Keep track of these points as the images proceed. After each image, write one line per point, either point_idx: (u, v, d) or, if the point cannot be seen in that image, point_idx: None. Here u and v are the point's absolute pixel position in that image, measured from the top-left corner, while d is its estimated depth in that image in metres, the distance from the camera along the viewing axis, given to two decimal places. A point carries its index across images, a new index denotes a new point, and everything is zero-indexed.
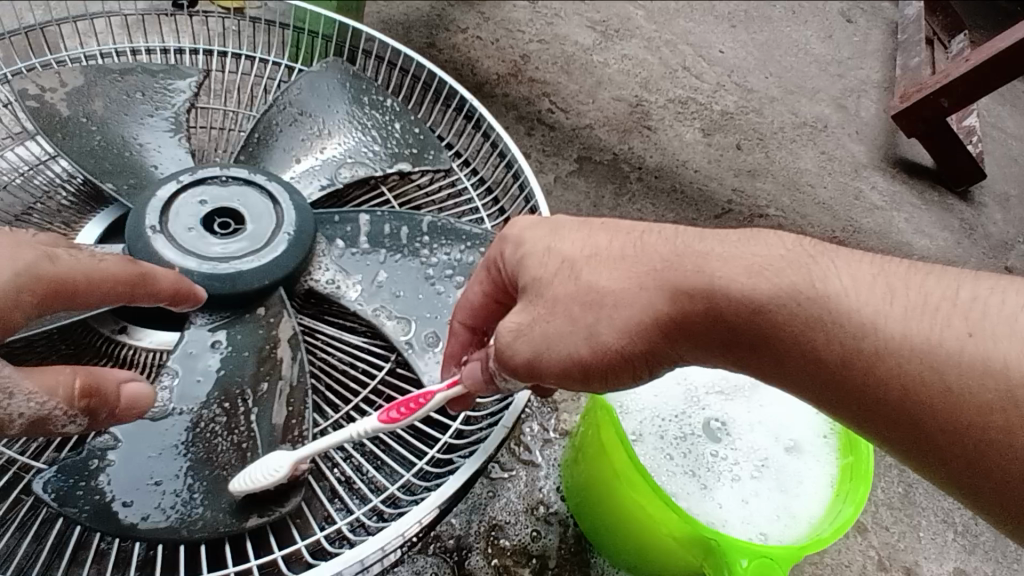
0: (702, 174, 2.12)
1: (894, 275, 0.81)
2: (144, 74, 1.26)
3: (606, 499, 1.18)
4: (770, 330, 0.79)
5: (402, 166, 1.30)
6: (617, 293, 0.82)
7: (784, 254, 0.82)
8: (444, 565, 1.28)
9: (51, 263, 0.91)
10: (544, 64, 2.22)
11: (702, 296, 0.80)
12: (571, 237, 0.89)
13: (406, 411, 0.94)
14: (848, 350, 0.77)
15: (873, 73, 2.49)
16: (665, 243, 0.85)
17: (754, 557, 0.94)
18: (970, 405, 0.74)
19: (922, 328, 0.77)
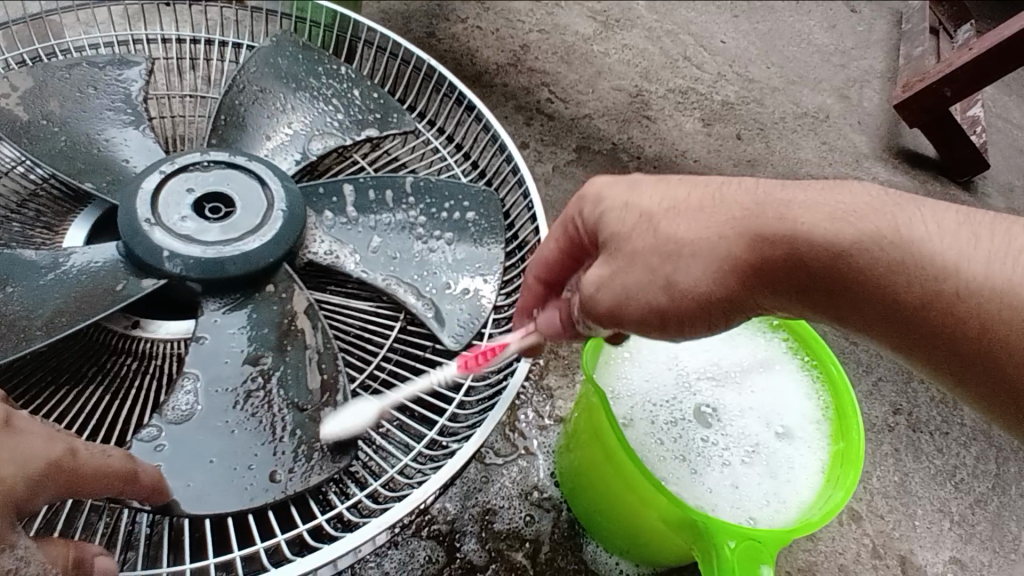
0: (701, 164, 2.12)
1: (976, 223, 0.83)
2: (91, 66, 1.22)
3: (598, 485, 1.19)
4: (850, 276, 0.82)
5: (369, 132, 1.31)
6: (700, 241, 0.84)
7: (868, 202, 0.84)
8: (438, 548, 1.29)
9: (73, 459, 0.79)
10: (544, 53, 2.22)
11: (783, 243, 0.82)
12: (650, 191, 0.91)
13: (485, 359, 1.04)
14: (928, 292, 0.80)
15: (876, 63, 2.48)
16: (749, 193, 0.87)
17: (741, 539, 0.95)
18: None
19: (1005, 270, 0.79)
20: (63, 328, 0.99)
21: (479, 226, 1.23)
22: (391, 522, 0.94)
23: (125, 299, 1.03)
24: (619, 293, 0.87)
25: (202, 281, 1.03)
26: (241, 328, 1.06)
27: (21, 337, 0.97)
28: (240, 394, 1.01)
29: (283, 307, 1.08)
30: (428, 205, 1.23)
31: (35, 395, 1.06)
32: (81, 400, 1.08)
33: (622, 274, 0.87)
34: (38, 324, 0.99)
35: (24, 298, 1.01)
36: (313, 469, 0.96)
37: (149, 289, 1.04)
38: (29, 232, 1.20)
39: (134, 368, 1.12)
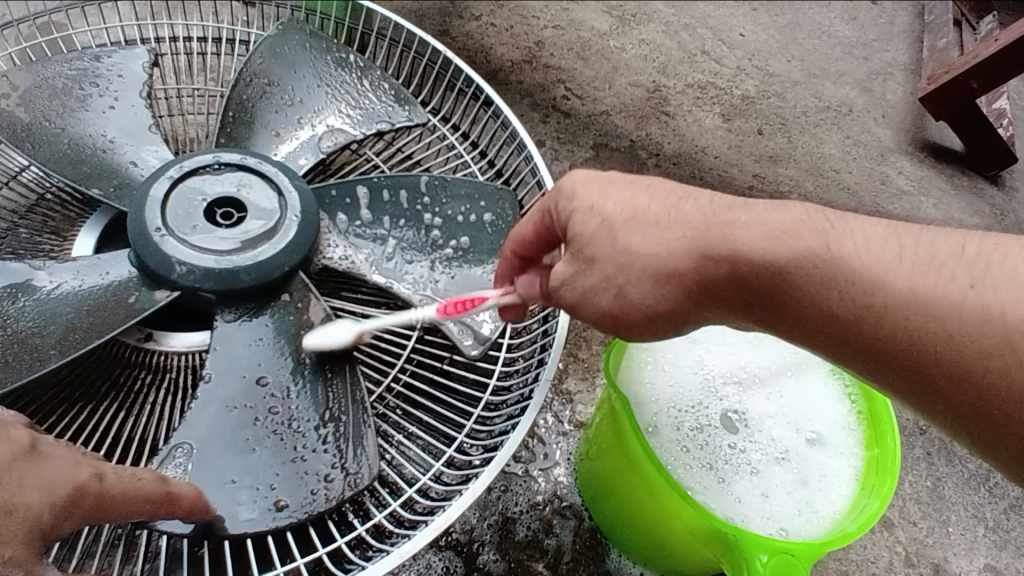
0: (722, 161, 2.07)
1: (900, 234, 0.84)
2: (92, 63, 1.20)
3: (622, 494, 1.15)
4: (788, 291, 0.82)
5: (381, 125, 1.28)
6: (647, 256, 0.83)
7: (802, 220, 0.84)
8: (456, 559, 1.25)
9: (99, 482, 0.74)
10: (559, 50, 2.18)
11: (727, 261, 0.82)
12: (615, 195, 0.88)
13: (463, 309, 1.01)
14: (860, 307, 0.80)
15: (899, 55, 2.41)
16: (698, 209, 0.86)
17: (775, 553, 0.90)
18: (970, 352, 0.78)
19: (928, 283, 0.79)
20: (77, 346, 0.97)
21: (496, 226, 1.20)
22: (410, 552, 0.92)
23: (138, 313, 1.01)
24: (579, 296, 0.87)
25: (218, 291, 1.01)
26: (261, 337, 1.03)
27: (34, 356, 0.95)
28: (261, 408, 0.98)
29: (298, 318, 1.05)
30: (445, 208, 1.20)
31: (48, 414, 1.04)
32: (96, 418, 1.05)
33: (581, 278, 0.87)
34: (51, 343, 0.96)
35: (35, 314, 0.98)
36: (336, 495, 0.94)
37: (162, 301, 1.02)
38: (37, 240, 1.18)
39: (149, 381, 1.10)
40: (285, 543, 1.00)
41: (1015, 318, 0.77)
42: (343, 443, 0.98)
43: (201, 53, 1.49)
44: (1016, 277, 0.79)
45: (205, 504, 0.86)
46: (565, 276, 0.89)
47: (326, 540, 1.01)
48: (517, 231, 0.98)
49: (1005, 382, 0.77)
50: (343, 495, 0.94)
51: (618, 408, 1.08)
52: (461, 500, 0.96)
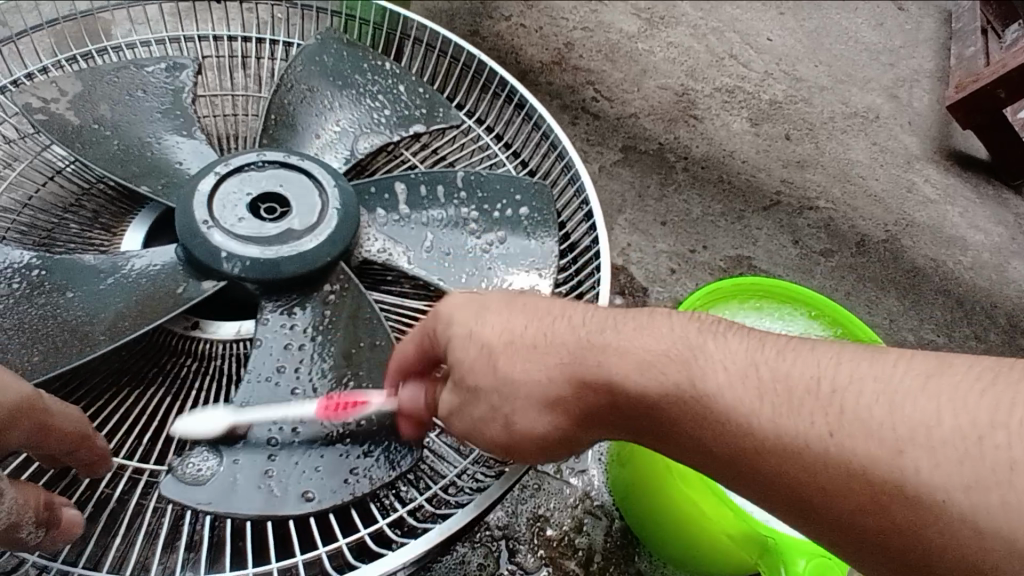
0: (750, 165, 2.08)
1: (767, 363, 0.76)
2: (138, 70, 1.22)
3: (655, 494, 1.17)
4: (665, 421, 0.78)
5: (417, 128, 1.29)
6: (523, 386, 0.79)
7: (667, 347, 0.78)
8: (491, 554, 1.27)
9: (43, 403, 0.83)
10: (588, 52, 2.19)
11: (599, 388, 0.78)
12: (489, 320, 0.83)
13: (346, 409, 0.95)
14: (731, 447, 0.75)
15: (926, 62, 2.41)
16: (567, 330, 0.81)
17: (813, 557, 0.92)
18: (846, 506, 0.70)
19: (792, 426, 0.72)
20: (124, 332, 0.98)
21: (532, 221, 1.20)
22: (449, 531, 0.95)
23: (185, 302, 1.03)
24: (466, 426, 0.84)
25: (262, 280, 1.03)
26: (304, 323, 1.06)
27: (84, 342, 0.97)
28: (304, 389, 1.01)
29: (337, 309, 1.08)
30: (482, 202, 1.20)
31: (96, 399, 1.06)
32: (144, 402, 1.08)
33: (465, 406, 0.83)
34: (100, 330, 0.99)
35: (83, 304, 1.01)
36: (373, 479, 0.94)
37: (208, 291, 1.04)
38: (87, 233, 1.21)
39: (194, 369, 1.13)
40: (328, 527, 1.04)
41: (879, 473, 0.68)
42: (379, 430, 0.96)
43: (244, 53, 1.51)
44: (887, 418, 0.69)
45: (106, 458, 0.93)
46: (451, 407, 0.86)
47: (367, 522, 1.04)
48: (398, 347, 0.91)
49: (883, 536, 0.70)
50: (384, 477, 0.94)
51: None
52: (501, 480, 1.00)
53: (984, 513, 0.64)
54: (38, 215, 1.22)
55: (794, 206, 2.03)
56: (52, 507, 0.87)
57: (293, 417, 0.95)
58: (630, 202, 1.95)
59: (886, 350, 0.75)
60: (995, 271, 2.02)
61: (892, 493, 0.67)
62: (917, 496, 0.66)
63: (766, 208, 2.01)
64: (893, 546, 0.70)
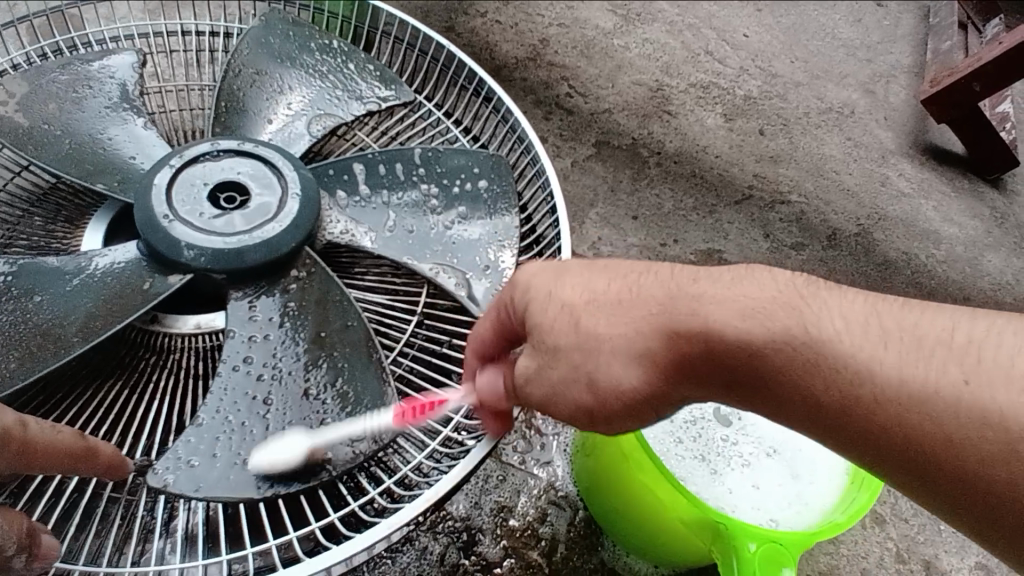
0: (723, 160, 2.09)
1: (884, 313, 0.79)
2: (84, 65, 1.23)
3: (612, 485, 1.18)
4: (769, 375, 0.78)
5: (370, 105, 1.30)
6: (613, 337, 0.80)
7: (775, 296, 0.80)
8: (453, 545, 1.28)
9: (23, 429, 0.83)
10: (563, 48, 2.20)
11: (701, 339, 0.78)
12: (572, 281, 0.85)
13: (422, 414, 1.00)
14: (846, 395, 0.76)
15: (903, 58, 2.41)
16: (660, 283, 0.83)
17: (763, 542, 0.93)
18: (973, 454, 0.73)
19: (918, 374, 0.75)
20: (99, 332, 0.99)
21: (492, 192, 1.22)
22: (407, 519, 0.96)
23: (154, 297, 1.03)
24: (546, 389, 0.84)
25: (227, 271, 1.03)
26: (273, 301, 1.06)
27: (59, 346, 0.97)
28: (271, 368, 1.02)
29: (302, 294, 1.08)
30: (441, 177, 1.22)
31: (54, 393, 1.07)
32: (102, 397, 1.08)
33: (548, 369, 0.83)
34: (73, 332, 0.99)
35: (50, 308, 1.00)
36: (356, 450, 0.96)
37: (175, 285, 1.04)
38: (50, 228, 1.21)
39: (154, 363, 1.12)
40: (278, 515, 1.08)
41: (1015, 422, 0.72)
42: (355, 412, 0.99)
43: (211, 49, 1.52)
44: (1012, 369, 0.74)
45: (121, 462, 0.95)
46: (528, 371, 0.86)
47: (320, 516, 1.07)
48: (476, 326, 0.96)
49: (1010, 491, 0.73)
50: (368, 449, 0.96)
51: None
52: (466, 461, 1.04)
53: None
54: (4, 209, 1.23)
55: (766, 200, 2.04)
56: (38, 535, 0.88)
57: (372, 428, 0.98)
58: (602, 196, 1.96)
59: (991, 310, 0.80)
60: (968, 264, 2.04)
61: None
62: None
63: (738, 202, 2.02)
64: (1015, 498, 0.73)
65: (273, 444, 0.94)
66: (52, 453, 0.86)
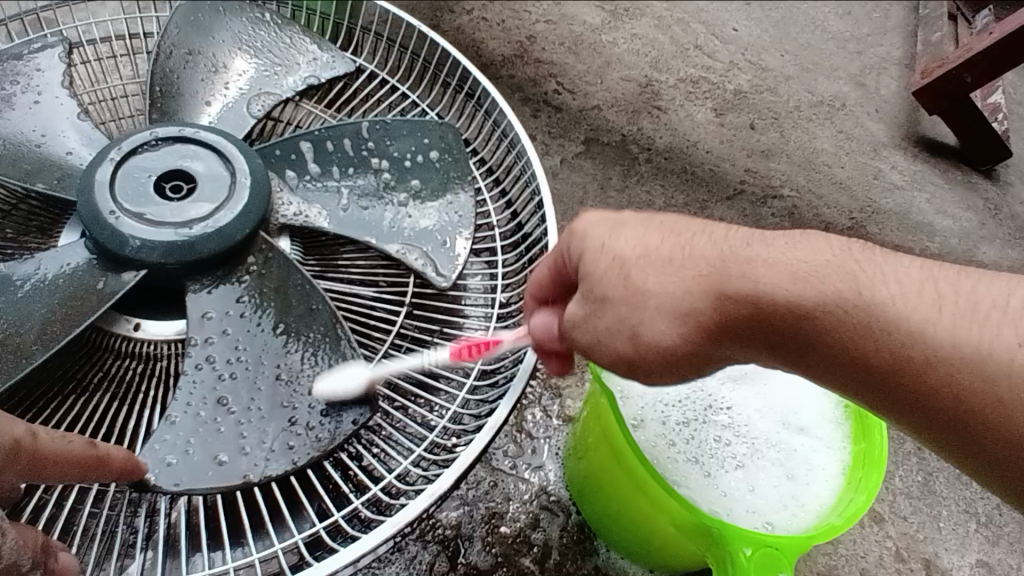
0: (714, 155, 2.07)
1: (940, 280, 0.81)
2: (11, 61, 1.21)
3: (604, 489, 1.17)
4: (816, 335, 0.80)
5: (310, 79, 1.30)
6: (662, 296, 0.83)
7: (829, 260, 0.82)
8: (442, 553, 1.26)
9: (33, 440, 0.79)
10: (551, 44, 2.17)
11: (748, 302, 0.80)
12: (628, 235, 0.88)
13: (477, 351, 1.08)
14: (897, 356, 0.78)
15: (893, 50, 2.37)
16: (715, 245, 0.85)
17: (759, 546, 0.91)
18: (1022, 420, 0.74)
19: (971, 337, 0.76)
20: (58, 338, 0.99)
21: (444, 162, 1.24)
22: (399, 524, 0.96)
23: (110, 296, 1.02)
24: (591, 337, 0.88)
25: (182, 263, 1.02)
26: (236, 294, 1.07)
27: (18, 356, 0.97)
28: (249, 377, 1.02)
29: (284, 308, 1.07)
30: (391, 149, 1.23)
31: (41, 404, 1.04)
32: (89, 407, 1.06)
33: (595, 318, 0.87)
34: (32, 339, 0.98)
35: (7, 315, 0.99)
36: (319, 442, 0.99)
37: (130, 282, 1.03)
38: (22, 238, 1.18)
39: (139, 371, 1.10)
40: (259, 516, 1.05)
41: None
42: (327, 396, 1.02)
43: None
44: None
45: (136, 465, 0.91)
46: (577, 320, 0.89)
47: (298, 515, 1.05)
48: (536, 272, 1.00)
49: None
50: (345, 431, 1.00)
51: (604, 402, 1.11)
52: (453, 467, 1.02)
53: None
54: None
55: (758, 195, 2.02)
56: (47, 548, 0.87)
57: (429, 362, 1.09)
58: (592, 193, 1.94)
59: None
60: (962, 256, 2.02)
61: None
62: None
63: (729, 197, 2.01)
64: None
65: (338, 373, 1.03)
66: (60, 462, 0.83)
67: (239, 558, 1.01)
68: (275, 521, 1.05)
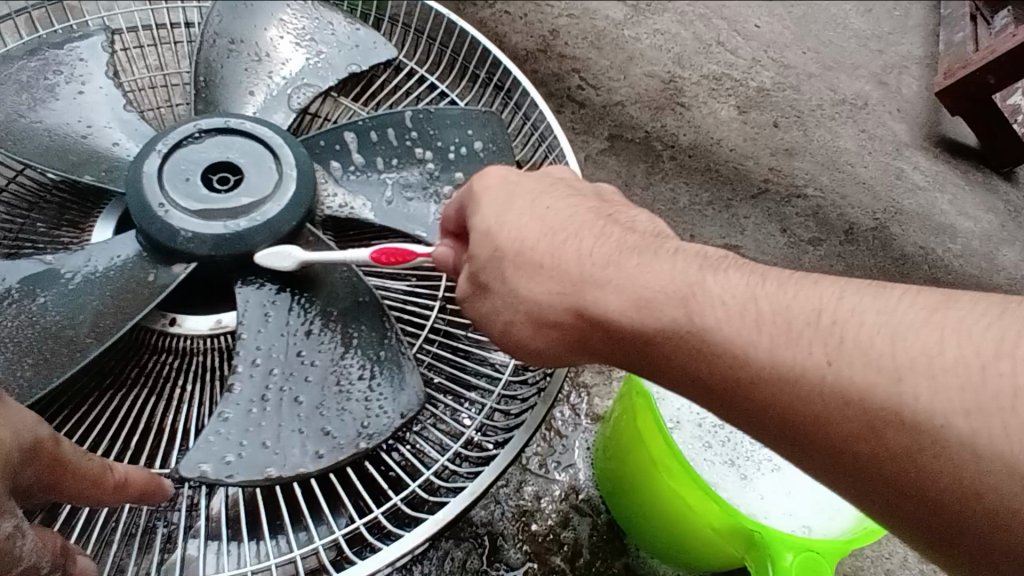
0: (738, 153, 2.06)
1: (764, 289, 0.81)
2: (52, 50, 1.19)
3: (639, 488, 1.17)
4: (657, 353, 0.84)
5: (354, 68, 1.30)
6: (529, 300, 0.88)
7: (667, 286, 0.83)
8: (474, 551, 1.26)
9: (56, 445, 0.81)
10: (573, 39, 2.15)
11: (599, 318, 0.85)
12: (510, 222, 0.91)
13: (393, 260, 1.02)
14: (726, 377, 0.79)
15: (915, 49, 2.35)
16: (577, 257, 0.87)
17: (800, 552, 0.91)
18: (839, 435, 0.74)
19: (787, 358, 0.76)
20: (111, 332, 0.98)
21: (488, 152, 1.24)
22: (443, 522, 0.98)
23: (162, 290, 1.02)
24: (477, 316, 0.94)
25: (233, 256, 1.02)
26: (279, 288, 1.06)
27: (72, 349, 0.96)
28: (297, 371, 1.02)
29: (330, 301, 1.07)
30: (435, 140, 1.23)
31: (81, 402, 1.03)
32: (128, 403, 1.06)
33: (480, 302, 0.93)
34: (85, 332, 0.98)
35: (58, 308, 0.98)
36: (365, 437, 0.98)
37: (180, 275, 1.03)
38: (55, 232, 1.18)
39: (175, 366, 1.11)
40: (296, 511, 1.05)
41: (878, 400, 0.72)
42: (371, 387, 1.02)
43: None
44: (888, 345, 0.73)
45: (153, 485, 0.94)
46: (465, 297, 0.95)
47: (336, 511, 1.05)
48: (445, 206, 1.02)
49: (881, 464, 0.73)
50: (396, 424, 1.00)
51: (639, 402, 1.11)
52: (490, 468, 1.04)
53: (971, 437, 0.68)
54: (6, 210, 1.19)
55: (782, 193, 2.02)
56: (68, 549, 0.86)
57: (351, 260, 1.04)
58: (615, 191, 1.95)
59: (926, 291, 0.78)
60: (984, 258, 2.02)
61: (888, 419, 0.71)
62: (911, 421, 0.70)
63: (754, 196, 2.00)
64: (901, 477, 0.72)
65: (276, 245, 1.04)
66: (82, 479, 0.84)
67: (277, 554, 1.01)
68: (313, 516, 1.04)
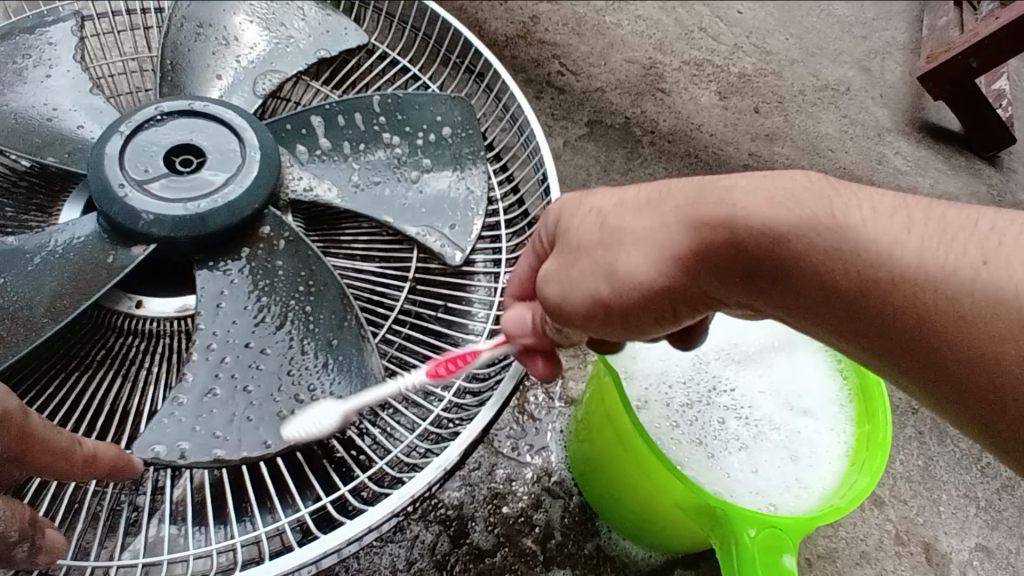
0: (718, 139, 2.06)
1: (909, 205, 0.74)
2: (24, 34, 1.19)
3: (607, 469, 1.17)
4: (787, 263, 0.72)
5: (321, 54, 1.28)
6: (634, 231, 0.77)
7: (805, 185, 0.74)
8: (444, 533, 1.27)
9: (25, 418, 0.81)
10: (554, 25, 2.14)
11: (722, 228, 0.72)
12: (600, 193, 0.85)
13: (456, 366, 1.00)
14: (866, 279, 0.70)
15: (898, 35, 2.34)
16: (686, 184, 0.77)
17: (763, 527, 0.92)
18: (985, 337, 0.67)
19: (938, 256, 0.69)
20: (69, 311, 0.98)
21: (456, 138, 1.23)
22: (404, 505, 0.98)
23: (119, 270, 1.01)
24: (562, 290, 0.82)
25: (192, 238, 1.01)
26: (239, 273, 1.06)
27: (29, 329, 0.96)
28: (252, 354, 1.02)
29: (293, 288, 1.07)
30: (403, 125, 1.22)
31: (44, 386, 1.04)
32: (93, 386, 1.06)
33: (570, 268, 0.81)
34: (42, 313, 0.98)
35: (18, 288, 0.99)
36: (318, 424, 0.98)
37: (139, 257, 1.02)
38: (21, 217, 1.17)
39: (141, 349, 1.10)
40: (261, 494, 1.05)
41: None
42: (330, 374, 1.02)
43: None
44: None
45: (127, 463, 0.93)
46: (547, 274, 0.85)
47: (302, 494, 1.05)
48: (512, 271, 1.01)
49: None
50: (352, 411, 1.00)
51: (609, 383, 1.10)
52: (459, 443, 1.01)
53: None
54: None
55: None
56: (37, 523, 0.87)
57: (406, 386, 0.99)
58: (595, 176, 1.95)
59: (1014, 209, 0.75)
60: None
61: None
62: None
63: None
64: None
65: (310, 410, 0.97)
66: (51, 453, 0.84)
67: (241, 536, 1.01)
68: (278, 499, 1.04)
